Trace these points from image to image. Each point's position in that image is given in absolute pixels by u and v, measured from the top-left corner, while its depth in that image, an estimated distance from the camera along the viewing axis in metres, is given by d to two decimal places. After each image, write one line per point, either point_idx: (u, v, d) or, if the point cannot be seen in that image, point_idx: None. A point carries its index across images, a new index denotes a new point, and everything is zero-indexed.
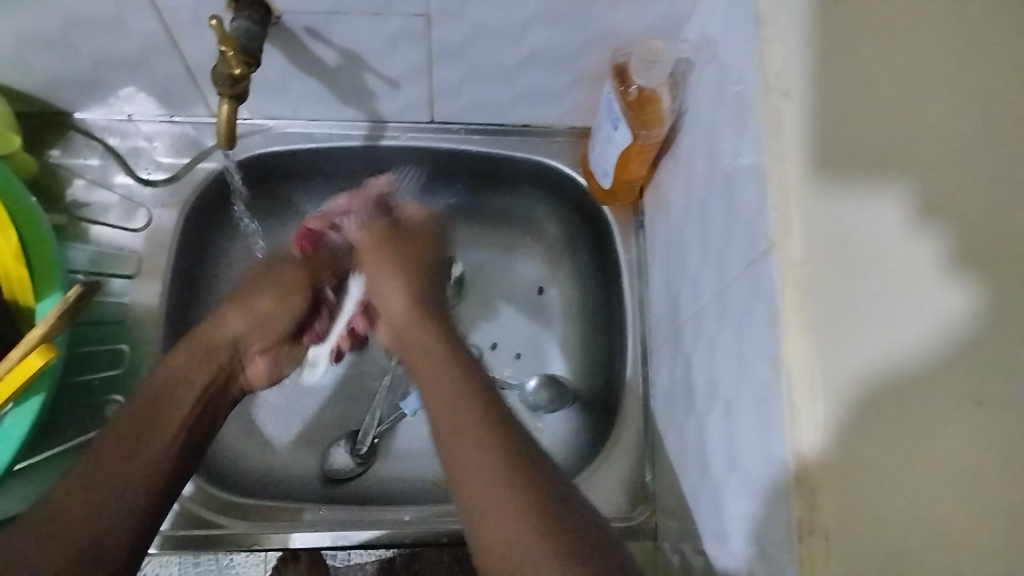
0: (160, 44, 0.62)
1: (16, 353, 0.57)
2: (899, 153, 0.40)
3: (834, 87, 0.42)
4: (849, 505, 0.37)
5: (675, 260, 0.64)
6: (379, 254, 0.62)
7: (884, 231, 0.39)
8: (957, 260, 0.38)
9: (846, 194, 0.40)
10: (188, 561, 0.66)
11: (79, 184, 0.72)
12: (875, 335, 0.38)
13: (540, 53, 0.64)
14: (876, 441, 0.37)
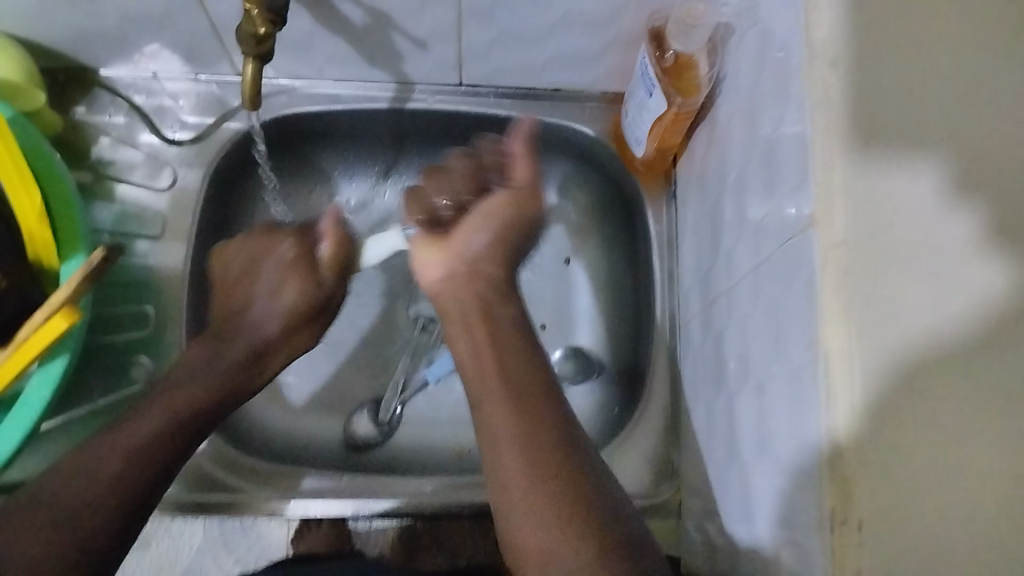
0: (184, 0, 0.61)
1: (41, 315, 0.56)
2: (947, 127, 0.38)
3: (881, 56, 0.40)
4: (883, 499, 0.36)
5: (708, 234, 0.62)
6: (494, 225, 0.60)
7: (928, 210, 0.37)
8: (1002, 247, 0.37)
9: (892, 168, 0.38)
10: (214, 517, 0.66)
11: (105, 142, 0.72)
12: (916, 322, 0.36)
13: (574, 15, 0.62)
14: (913, 429, 0.36)
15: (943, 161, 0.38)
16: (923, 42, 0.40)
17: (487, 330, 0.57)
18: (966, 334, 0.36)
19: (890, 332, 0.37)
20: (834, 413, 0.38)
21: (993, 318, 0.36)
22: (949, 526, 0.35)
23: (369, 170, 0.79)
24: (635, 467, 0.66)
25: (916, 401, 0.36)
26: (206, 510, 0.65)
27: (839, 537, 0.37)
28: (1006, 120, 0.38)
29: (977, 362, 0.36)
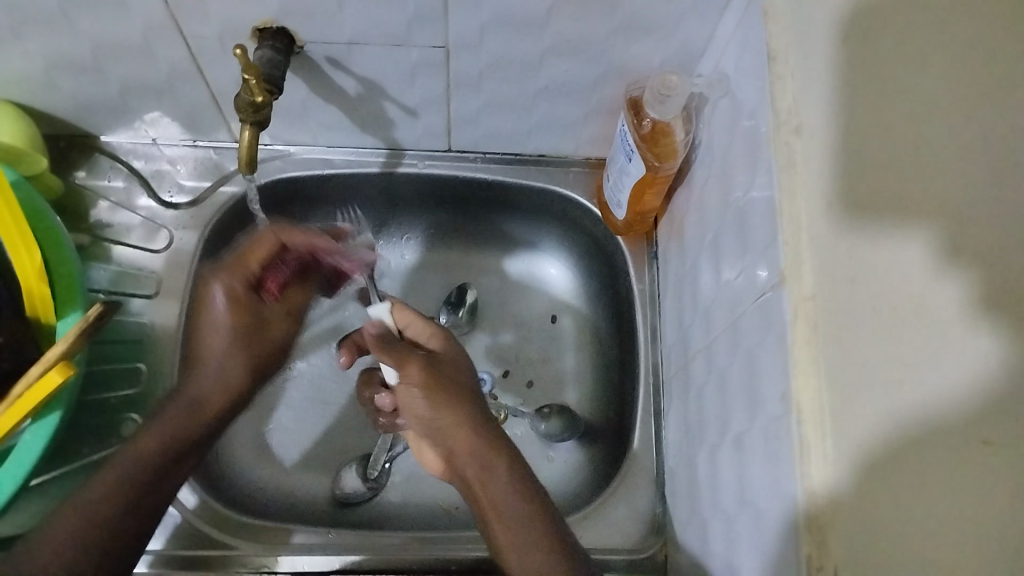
0: (186, 71, 0.64)
1: (37, 371, 0.57)
2: (915, 195, 0.38)
3: (859, 113, 0.41)
4: (857, 548, 0.36)
5: (688, 292, 0.65)
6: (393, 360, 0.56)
7: (907, 271, 0.37)
8: (987, 321, 0.34)
9: (870, 244, 0.39)
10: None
11: (103, 206, 0.74)
12: (888, 385, 0.36)
13: (556, 85, 0.65)
14: (896, 502, 0.35)
15: (919, 238, 0.37)
16: (892, 125, 0.40)
17: (491, 482, 0.55)
18: (956, 411, 0.34)
19: (864, 413, 0.37)
20: (808, 471, 0.39)
21: (972, 397, 0.34)
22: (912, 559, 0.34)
23: None
24: (626, 522, 0.67)
25: (895, 478, 0.35)
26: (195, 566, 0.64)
27: None
28: (976, 172, 0.37)
29: (959, 443, 0.34)
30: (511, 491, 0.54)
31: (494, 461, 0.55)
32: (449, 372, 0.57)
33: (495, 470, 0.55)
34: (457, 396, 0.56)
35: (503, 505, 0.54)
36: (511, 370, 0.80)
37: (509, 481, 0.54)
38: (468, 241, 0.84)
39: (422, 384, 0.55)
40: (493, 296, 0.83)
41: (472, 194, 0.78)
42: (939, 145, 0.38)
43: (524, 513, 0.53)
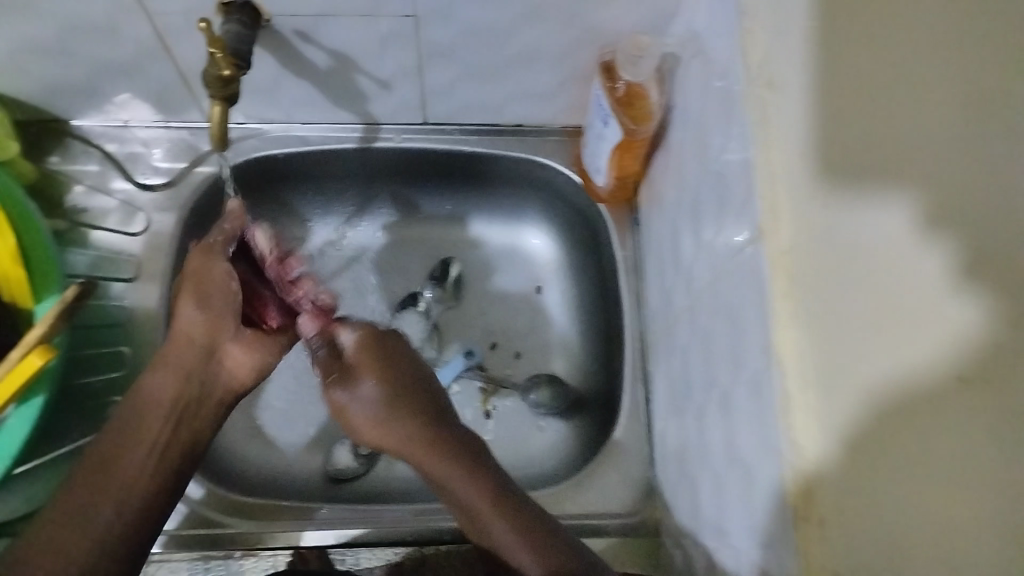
0: (154, 50, 0.63)
1: (16, 354, 0.56)
2: (896, 167, 0.39)
3: (832, 70, 0.41)
4: (843, 508, 0.36)
5: (669, 255, 0.65)
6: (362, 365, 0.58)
7: (885, 238, 0.38)
8: (975, 294, 0.36)
9: (844, 215, 0.39)
10: (197, 563, 0.63)
11: (79, 191, 0.73)
12: (880, 355, 0.36)
13: (530, 52, 0.65)
14: (893, 473, 0.36)
15: (901, 213, 0.38)
16: (885, 104, 0.40)
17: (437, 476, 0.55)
18: (943, 374, 0.36)
19: (846, 389, 0.37)
20: (792, 418, 0.39)
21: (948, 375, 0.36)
22: (910, 519, 0.35)
23: (343, 210, 0.82)
24: (618, 488, 0.67)
25: (881, 454, 0.36)
26: (192, 547, 0.64)
27: (801, 533, 0.38)
28: (953, 131, 0.39)
29: (953, 394, 0.36)
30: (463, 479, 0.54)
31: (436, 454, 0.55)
32: (361, 366, 0.58)
33: (434, 451, 0.55)
34: (380, 392, 0.57)
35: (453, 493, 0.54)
36: (498, 343, 0.80)
37: (479, 486, 0.53)
38: (453, 213, 0.83)
39: (347, 396, 0.58)
40: (478, 268, 0.82)
41: (451, 166, 0.78)
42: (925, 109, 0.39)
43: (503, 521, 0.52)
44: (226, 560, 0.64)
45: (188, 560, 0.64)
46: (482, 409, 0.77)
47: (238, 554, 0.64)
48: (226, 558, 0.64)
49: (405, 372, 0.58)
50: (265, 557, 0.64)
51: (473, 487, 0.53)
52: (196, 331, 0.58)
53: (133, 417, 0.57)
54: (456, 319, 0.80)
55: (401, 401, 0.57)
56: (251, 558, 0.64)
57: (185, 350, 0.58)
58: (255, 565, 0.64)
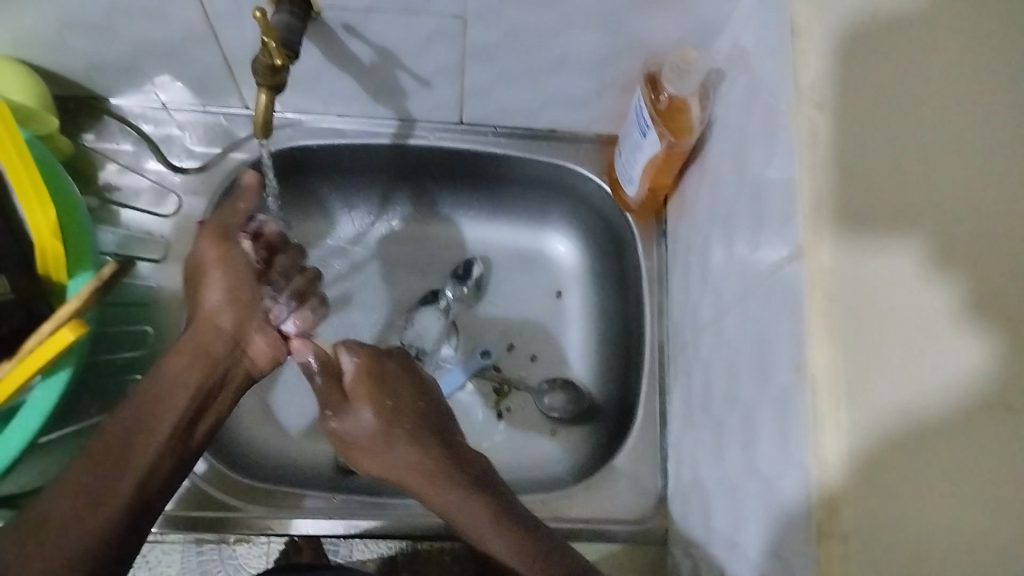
0: (201, 34, 0.64)
1: (48, 328, 0.57)
2: (923, 206, 0.40)
3: (867, 107, 0.43)
4: (869, 526, 0.37)
5: (697, 268, 0.65)
6: (368, 380, 0.61)
7: (901, 281, 0.39)
8: (983, 328, 0.38)
9: (873, 257, 0.40)
10: (191, 545, 0.64)
11: (111, 168, 0.73)
12: (903, 379, 0.38)
13: (573, 59, 0.65)
14: (911, 498, 0.37)
15: (916, 251, 0.39)
16: (922, 134, 0.42)
17: (432, 482, 0.58)
18: (964, 407, 0.37)
19: (879, 407, 0.38)
20: (822, 435, 0.39)
21: (971, 400, 0.37)
22: (937, 537, 0.36)
23: (368, 206, 0.82)
24: (627, 496, 0.67)
25: (899, 473, 0.37)
26: (198, 525, 0.64)
27: (823, 547, 0.38)
28: (984, 158, 0.41)
29: (979, 411, 0.37)
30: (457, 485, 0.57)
31: (434, 466, 0.58)
32: (360, 391, 0.61)
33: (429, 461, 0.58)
34: (377, 420, 0.60)
35: (453, 499, 0.57)
36: (515, 345, 0.80)
37: (476, 510, 0.56)
38: (480, 213, 0.83)
39: (347, 417, 0.61)
40: (501, 271, 0.83)
41: (483, 168, 0.78)
42: (974, 136, 0.41)
43: (499, 541, 0.56)
44: (221, 545, 0.64)
45: (182, 542, 0.64)
46: (494, 409, 0.77)
47: (232, 540, 0.64)
48: (220, 543, 0.64)
49: (404, 394, 0.62)
50: (260, 546, 0.64)
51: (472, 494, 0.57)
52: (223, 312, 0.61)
53: (151, 396, 0.57)
54: (476, 319, 0.81)
55: (402, 424, 0.60)
56: (246, 545, 0.64)
57: (209, 338, 0.60)
58: (248, 551, 0.64)
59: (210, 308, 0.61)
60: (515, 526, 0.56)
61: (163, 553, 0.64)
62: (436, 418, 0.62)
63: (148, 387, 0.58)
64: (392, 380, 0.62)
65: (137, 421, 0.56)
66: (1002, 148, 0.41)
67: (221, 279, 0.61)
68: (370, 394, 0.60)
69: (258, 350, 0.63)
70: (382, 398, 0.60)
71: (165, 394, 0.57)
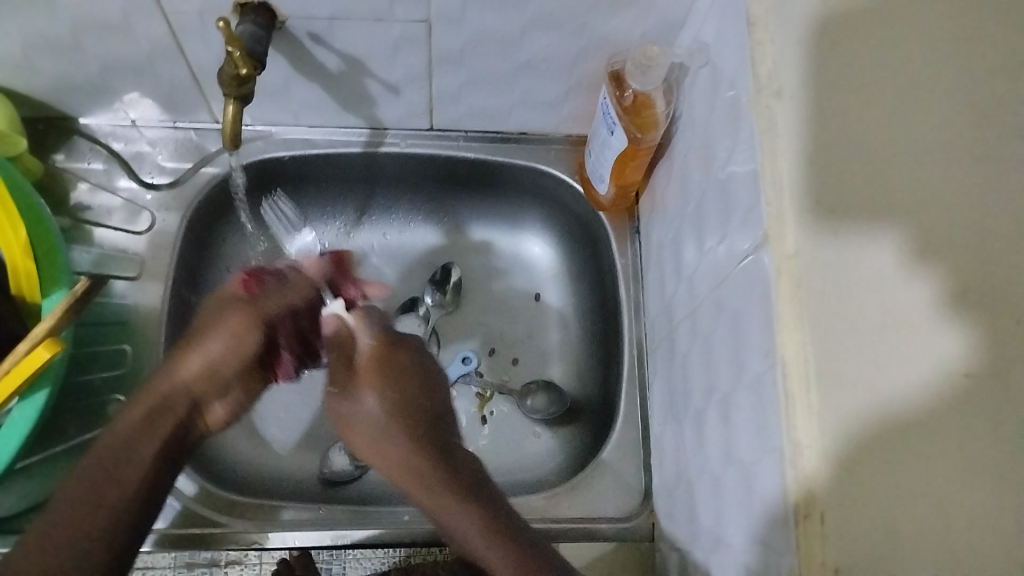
0: (166, 49, 0.64)
1: (23, 347, 0.57)
2: (888, 192, 0.39)
3: (823, 94, 0.43)
4: (847, 517, 0.37)
5: (670, 262, 0.66)
6: (376, 368, 0.65)
7: (874, 275, 0.38)
8: (957, 313, 0.36)
9: (835, 249, 0.40)
10: (182, 569, 0.62)
11: (82, 188, 0.73)
12: (866, 374, 0.37)
13: (539, 60, 0.66)
14: (883, 487, 0.36)
15: (885, 241, 0.39)
16: (886, 114, 0.41)
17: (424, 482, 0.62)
18: (938, 394, 0.36)
19: (849, 399, 0.38)
20: (795, 418, 0.40)
21: (947, 383, 0.36)
22: (911, 521, 0.36)
23: (341, 218, 0.82)
24: (612, 492, 0.67)
25: (872, 468, 0.37)
26: (187, 543, 0.64)
27: (803, 531, 0.39)
28: (954, 124, 0.40)
29: (948, 387, 0.36)
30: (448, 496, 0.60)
31: (428, 469, 0.62)
32: (365, 377, 0.65)
33: (424, 467, 0.62)
34: (375, 408, 0.64)
35: (448, 508, 0.60)
36: (496, 349, 0.80)
37: (483, 535, 0.57)
38: (455, 220, 0.84)
39: (372, 429, 0.65)
40: (479, 275, 0.83)
41: (455, 172, 0.79)
42: (937, 103, 0.40)
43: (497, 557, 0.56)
44: (213, 568, 0.62)
45: (172, 566, 0.62)
46: (479, 414, 0.77)
47: (223, 561, 0.62)
48: (210, 565, 0.62)
49: (409, 387, 0.65)
50: (252, 567, 0.62)
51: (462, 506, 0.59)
52: (214, 351, 0.59)
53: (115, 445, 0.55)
54: (456, 324, 0.81)
55: (425, 450, 0.63)
56: (238, 568, 0.62)
57: (175, 399, 0.58)
58: (239, 574, 0.62)
59: (185, 379, 0.58)
60: (518, 550, 0.56)
61: None
62: (433, 423, 0.65)
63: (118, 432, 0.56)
64: (405, 371, 0.66)
65: (107, 467, 0.54)
66: (963, 116, 0.40)
67: (198, 350, 0.59)
68: (378, 385, 0.65)
69: (214, 417, 0.61)
70: (387, 390, 0.65)
71: (134, 441, 0.56)
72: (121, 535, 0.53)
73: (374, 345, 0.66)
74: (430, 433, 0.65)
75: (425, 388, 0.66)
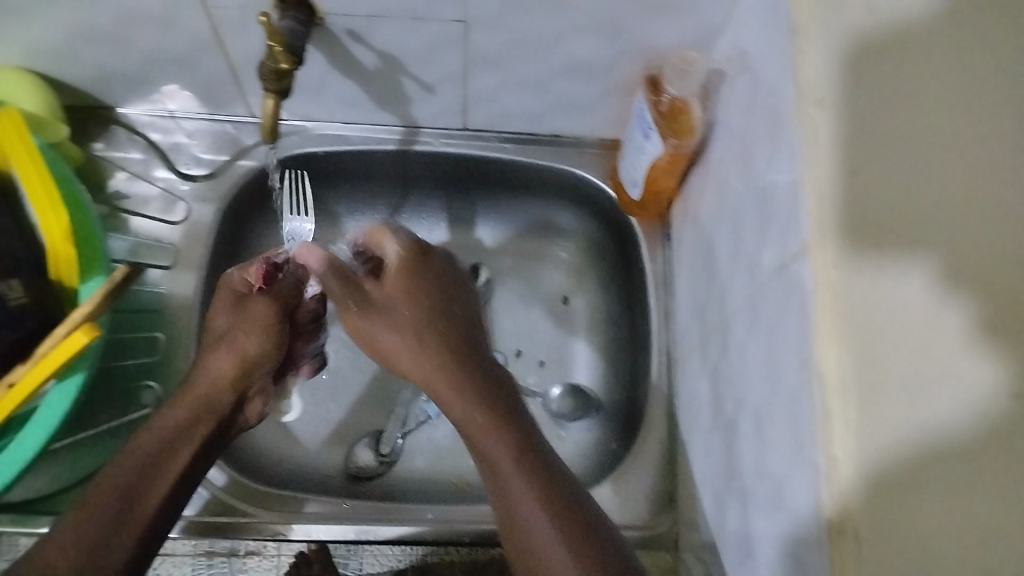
0: (207, 43, 0.64)
1: (61, 331, 0.58)
2: (929, 216, 0.38)
3: (865, 100, 0.42)
4: (887, 547, 0.35)
5: (702, 269, 0.65)
6: (405, 278, 0.59)
7: (913, 304, 0.37)
8: (1000, 345, 0.36)
9: (876, 278, 0.39)
10: (201, 560, 0.64)
11: (120, 177, 0.74)
12: (912, 403, 0.36)
13: (576, 63, 0.66)
14: (922, 512, 0.35)
15: (920, 267, 0.38)
16: (928, 128, 0.40)
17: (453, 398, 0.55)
18: (981, 423, 0.35)
19: (890, 427, 0.36)
20: (829, 432, 0.39)
21: (992, 411, 0.35)
22: (953, 535, 0.35)
23: (375, 213, 0.82)
24: (634, 498, 0.67)
25: (915, 496, 0.35)
26: (210, 531, 0.64)
27: (835, 546, 0.37)
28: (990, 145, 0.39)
29: (1005, 411, 0.35)
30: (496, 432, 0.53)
31: (461, 387, 0.55)
32: (393, 282, 0.59)
33: (454, 375, 0.56)
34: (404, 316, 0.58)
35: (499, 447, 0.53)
36: (523, 351, 0.80)
37: (504, 439, 0.53)
38: (485, 220, 0.84)
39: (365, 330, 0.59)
40: (508, 276, 0.83)
41: (488, 173, 0.79)
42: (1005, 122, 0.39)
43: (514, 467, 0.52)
44: (231, 558, 0.64)
45: (192, 556, 0.64)
46: None
47: (242, 553, 0.64)
48: (229, 556, 0.64)
49: (431, 296, 0.59)
50: (270, 560, 0.64)
51: (501, 437, 0.53)
52: (250, 346, 0.59)
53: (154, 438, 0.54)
54: None
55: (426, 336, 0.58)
56: (256, 558, 0.64)
57: (218, 396, 0.57)
58: (257, 564, 0.64)
59: (222, 372, 0.57)
60: (535, 463, 0.52)
61: (173, 567, 0.64)
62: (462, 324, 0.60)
63: (152, 425, 0.54)
64: (438, 281, 0.60)
65: (146, 458, 0.52)
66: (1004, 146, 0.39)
67: (230, 346, 0.58)
68: (410, 296, 0.59)
69: (253, 413, 0.60)
70: (420, 301, 0.59)
71: (173, 434, 0.54)
72: (158, 525, 0.51)
73: (407, 253, 0.60)
74: (457, 339, 0.58)
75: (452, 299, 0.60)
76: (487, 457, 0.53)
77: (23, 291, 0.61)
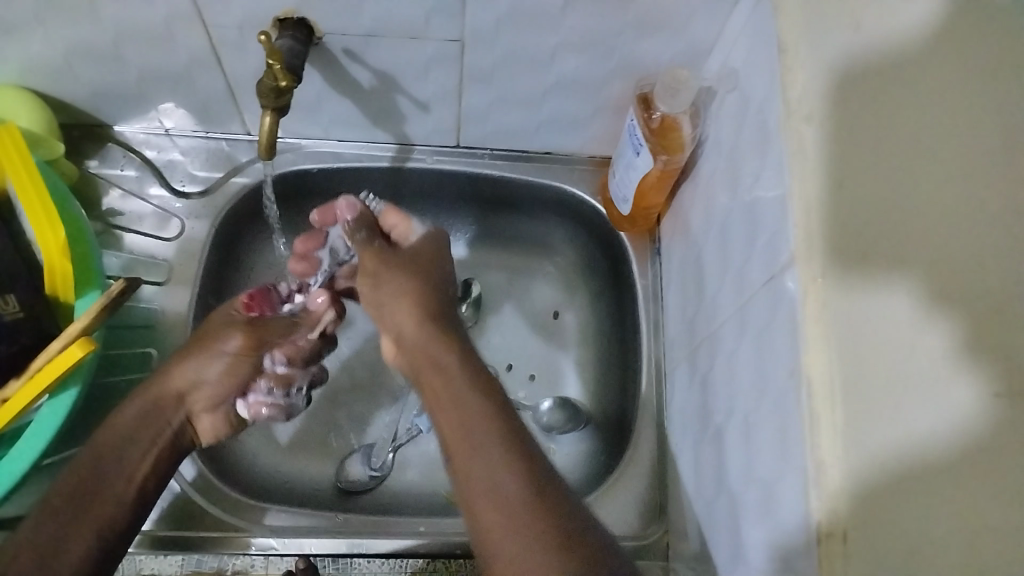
0: (204, 61, 0.65)
1: (58, 345, 0.58)
2: (903, 229, 0.38)
3: (844, 112, 0.43)
4: (869, 549, 0.36)
5: (692, 282, 0.66)
6: (386, 262, 0.59)
7: (896, 322, 0.37)
8: (977, 364, 0.34)
9: (857, 297, 0.39)
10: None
11: (114, 194, 0.74)
12: (891, 419, 0.36)
13: (568, 81, 0.67)
14: (894, 521, 0.36)
15: (897, 284, 0.38)
16: (903, 139, 0.40)
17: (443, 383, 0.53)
18: (956, 445, 0.34)
19: (869, 442, 0.37)
20: (818, 437, 0.40)
21: (970, 432, 0.34)
22: (927, 546, 0.34)
23: None
24: (626, 509, 0.68)
25: (885, 503, 0.36)
26: (200, 545, 0.64)
27: (826, 549, 0.38)
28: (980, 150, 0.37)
29: (981, 415, 0.34)
30: (478, 403, 0.51)
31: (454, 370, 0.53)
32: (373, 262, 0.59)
33: (440, 356, 0.54)
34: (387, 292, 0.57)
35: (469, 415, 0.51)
36: (513, 365, 0.81)
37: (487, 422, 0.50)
38: (476, 236, 0.85)
39: (371, 289, 0.59)
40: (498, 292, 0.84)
41: (479, 189, 0.80)
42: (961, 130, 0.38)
43: (495, 452, 0.49)
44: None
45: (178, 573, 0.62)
46: None
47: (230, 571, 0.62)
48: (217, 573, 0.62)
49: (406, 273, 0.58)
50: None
51: (487, 423, 0.50)
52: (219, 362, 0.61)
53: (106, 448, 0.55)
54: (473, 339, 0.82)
55: (422, 302, 0.56)
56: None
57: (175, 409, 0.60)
58: None
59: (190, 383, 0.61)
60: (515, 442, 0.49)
61: None
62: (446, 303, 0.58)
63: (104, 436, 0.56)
64: (414, 259, 0.59)
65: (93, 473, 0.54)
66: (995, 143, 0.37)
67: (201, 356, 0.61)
68: (401, 276, 0.58)
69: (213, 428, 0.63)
70: (411, 280, 0.57)
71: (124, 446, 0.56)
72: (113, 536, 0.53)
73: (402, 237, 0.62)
74: (448, 325, 0.56)
75: (443, 284, 0.59)
76: (461, 443, 0.50)
77: (17, 306, 0.62)
